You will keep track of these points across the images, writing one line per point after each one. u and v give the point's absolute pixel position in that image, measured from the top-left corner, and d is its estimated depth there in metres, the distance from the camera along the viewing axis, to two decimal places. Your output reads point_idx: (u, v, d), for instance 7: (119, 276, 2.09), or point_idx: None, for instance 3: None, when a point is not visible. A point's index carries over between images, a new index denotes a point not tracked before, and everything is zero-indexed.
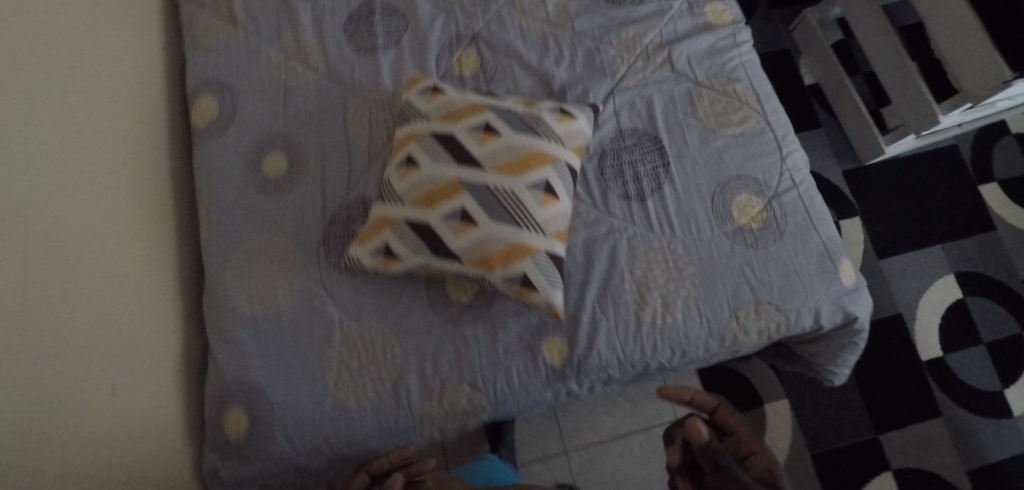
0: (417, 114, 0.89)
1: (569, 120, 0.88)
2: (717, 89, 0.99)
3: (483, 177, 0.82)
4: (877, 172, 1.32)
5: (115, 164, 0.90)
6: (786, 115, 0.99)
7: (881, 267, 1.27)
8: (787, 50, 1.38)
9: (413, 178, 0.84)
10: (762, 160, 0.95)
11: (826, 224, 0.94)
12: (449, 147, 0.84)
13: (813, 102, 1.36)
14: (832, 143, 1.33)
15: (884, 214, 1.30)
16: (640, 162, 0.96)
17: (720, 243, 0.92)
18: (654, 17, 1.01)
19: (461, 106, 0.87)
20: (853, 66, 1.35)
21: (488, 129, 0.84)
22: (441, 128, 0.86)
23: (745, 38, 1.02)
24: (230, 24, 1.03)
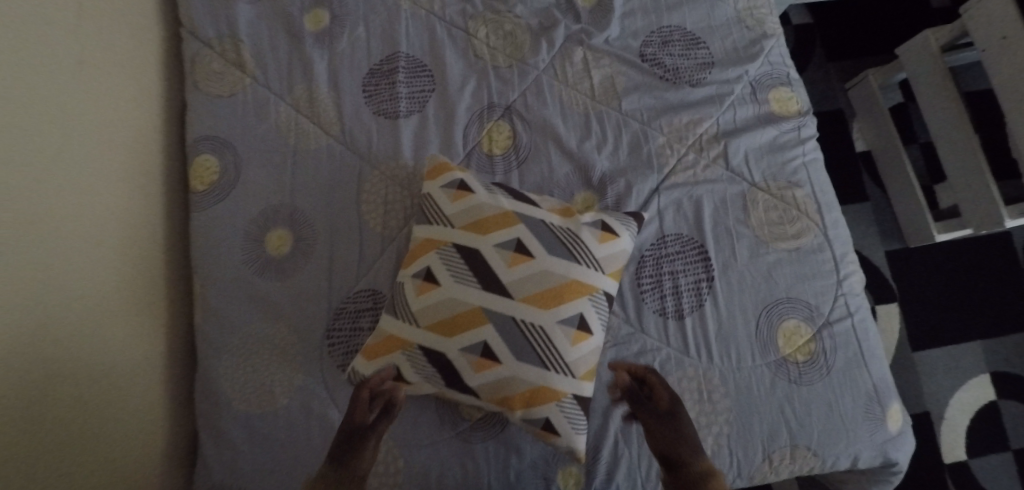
0: (441, 217, 0.80)
1: (610, 240, 0.80)
2: (774, 193, 0.88)
3: (510, 308, 0.74)
4: (921, 257, 1.21)
5: (98, 233, 0.82)
6: (847, 230, 0.89)
7: (915, 360, 1.17)
8: (840, 110, 1.24)
9: (431, 298, 0.76)
10: (816, 283, 0.86)
11: (877, 361, 0.86)
12: (474, 266, 0.76)
13: (863, 172, 1.23)
14: (879, 221, 1.21)
15: (924, 303, 1.19)
16: (681, 272, 0.87)
17: (760, 375, 0.84)
18: (711, 102, 0.90)
19: (491, 214, 0.79)
20: (910, 134, 1.21)
21: (520, 250, 0.76)
22: (467, 241, 0.77)
23: (810, 133, 0.91)
24: (237, 69, 0.92)
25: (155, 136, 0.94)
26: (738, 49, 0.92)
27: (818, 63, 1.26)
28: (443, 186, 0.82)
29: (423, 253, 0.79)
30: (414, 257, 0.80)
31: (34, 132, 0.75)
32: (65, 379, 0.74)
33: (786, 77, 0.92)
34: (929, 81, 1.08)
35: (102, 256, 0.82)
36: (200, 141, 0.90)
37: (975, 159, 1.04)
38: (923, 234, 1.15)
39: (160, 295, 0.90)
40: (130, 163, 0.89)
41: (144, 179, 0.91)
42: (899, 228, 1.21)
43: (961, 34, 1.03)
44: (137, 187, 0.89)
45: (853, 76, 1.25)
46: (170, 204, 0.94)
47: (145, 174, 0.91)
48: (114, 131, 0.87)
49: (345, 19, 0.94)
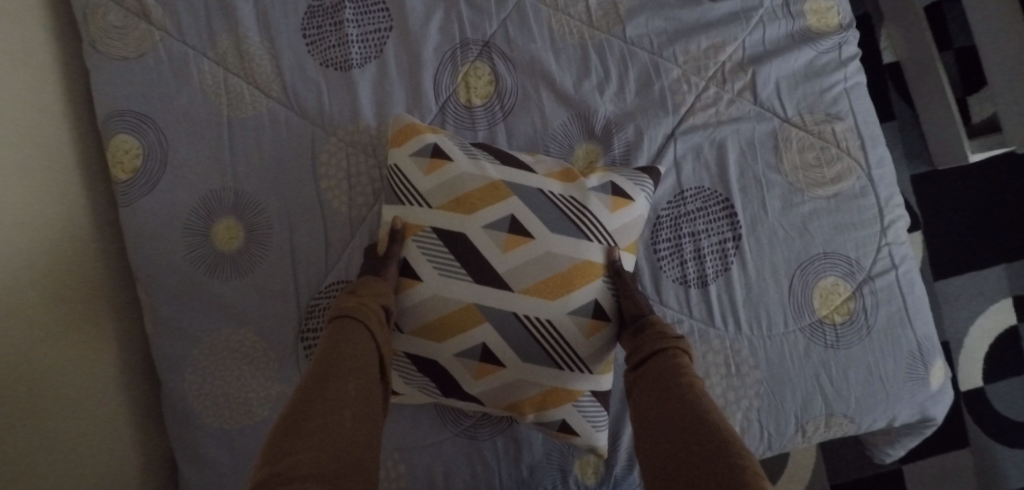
0: (412, 193, 0.64)
1: (626, 204, 0.65)
2: (811, 129, 0.74)
3: (510, 303, 0.61)
4: (951, 174, 1.09)
5: (12, 235, 0.66)
6: (893, 167, 0.76)
7: (935, 287, 1.09)
8: (866, 14, 1.08)
9: (410, 298, 0.62)
10: (858, 233, 0.75)
11: (921, 315, 0.77)
12: (461, 254, 0.62)
13: (889, 85, 1.08)
14: (905, 136, 1.08)
15: (951, 226, 1.08)
16: (703, 233, 0.75)
17: (793, 340, 0.76)
18: (733, 20, 0.74)
19: (475, 188, 0.63)
20: (944, 38, 1.05)
21: (517, 230, 0.62)
22: (450, 224, 0.62)
23: (853, 51, 0.75)
24: (145, 19, 0.73)
25: (60, 105, 0.74)
26: None
27: None
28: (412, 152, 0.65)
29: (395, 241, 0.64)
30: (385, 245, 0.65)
31: None
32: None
33: None
34: None
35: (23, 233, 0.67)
36: (116, 116, 0.72)
37: None
38: (954, 152, 1.02)
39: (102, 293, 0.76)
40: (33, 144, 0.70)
41: (55, 162, 0.73)
42: (926, 149, 1.08)
43: None
44: (48, 174, 0.71)
45: None
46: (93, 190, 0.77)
47: (56, 159, 0.73)
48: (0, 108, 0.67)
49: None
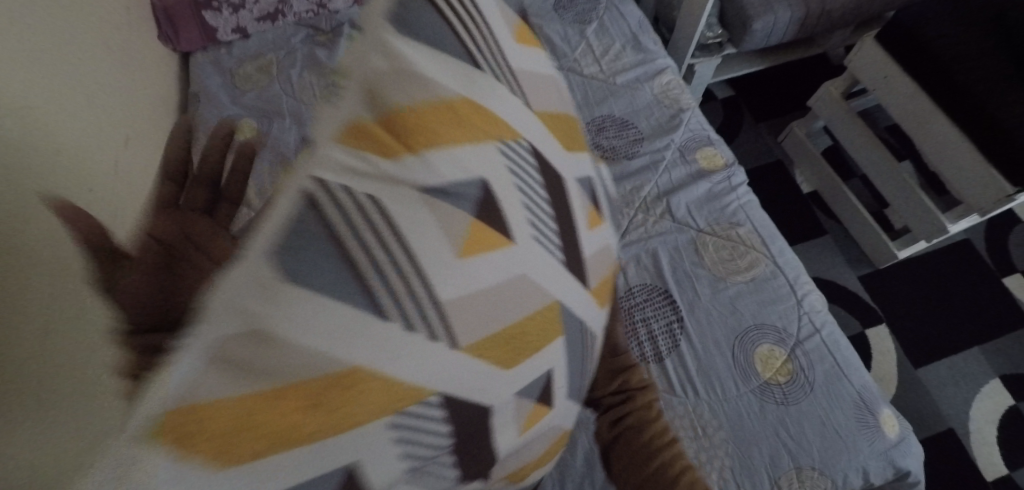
0: (511, 75, 0.49)
1: None
2: (720, 235, 0.98)
3: (588, 314, 0.50)
4: (894, 274, 1.24)
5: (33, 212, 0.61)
6: (795, 255, 0.97)
7: (919, 376, 1.16)
8: (779, 160, 1.36)
9: (501, 258, 0.43)
10: (780, 306, 0.93)
11: (857, 371, 0.89)
12: (562, 205, 0.48)
13: (815, 209, 1.31)
14: (844, 250, 1.27)
15: (911, 319, 1.20)
16: (653, 319, 0.93)
17: (747, 402, 0.88)
18: (647, 170, 1.03)
19: (561, 121, 0.53)
20: (848, 170, 1.32)
21: (593, 203, 0.53)
22: (550, 149, 0.50)
23: (740, 179, 1.02)
24: None
25: None
26: (662, 123, 1.06)
27: (749, 124, 1.40)
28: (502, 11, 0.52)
29: (451, 127, 0.43)
30: (443, 118, 0.43)
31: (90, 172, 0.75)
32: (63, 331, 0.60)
33: (707, 139, 1.06)
34: (844, 120, 1.21)
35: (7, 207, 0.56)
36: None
37: (902, 179, 1.14)
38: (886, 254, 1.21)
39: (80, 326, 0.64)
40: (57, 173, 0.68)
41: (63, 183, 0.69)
42: (865, 254, 1.26)
43: (851, 81, 1.18)
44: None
45: (782, 129, 1.39)
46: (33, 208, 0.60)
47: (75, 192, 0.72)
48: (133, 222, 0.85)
49: None
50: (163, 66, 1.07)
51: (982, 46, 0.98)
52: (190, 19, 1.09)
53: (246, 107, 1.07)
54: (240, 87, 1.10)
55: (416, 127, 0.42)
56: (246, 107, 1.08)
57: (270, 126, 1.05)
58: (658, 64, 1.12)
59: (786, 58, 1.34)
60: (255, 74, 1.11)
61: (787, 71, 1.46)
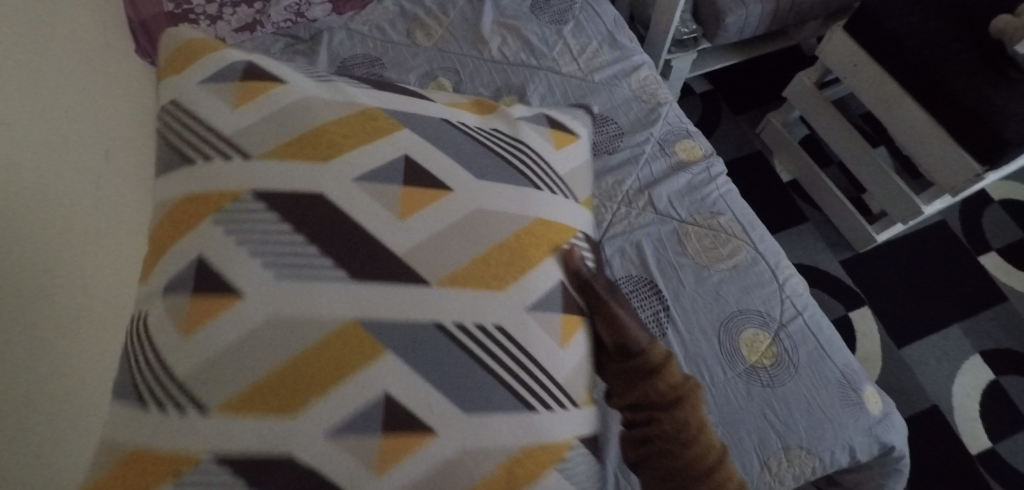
0: (218, 138, 0.59)
1: (565, 146, 0.71)
2: (702, 224, 1.00)
3: (432, 310, 0.54)
4: (874, 257, 1.27)
5: None
6: (774, 242, 1.00)
7: (902, 356, 1.18)
8: (758, 151, 1.39)
9: (233, 319, 0.51)
10: (763, 291, 0.95)
11: (839, 351, 0.92)
12: (316, 232, 0.54)
13: (795, 197, 1.34)
14: (824, 236, 1.30)
15: (893, 300, 1.23)
16: (639, 309, 0.94)
17: (735, 386, 0.89)
18: (628, 164, 1.04)
19: (338, 124, 0.60)
20: (825, 158, 1.35)
21: (415, 187, 0.58)
22: (302, 175, 0.56)
23: (719, 170, 1.05)
24: None
25: None
26: (640, 118, 1.08)
27: (728, 117, 1.43)
28: (216, 80, 0.63)
29: (198, 217, 0.56)
30: (173, 229, 0.56)
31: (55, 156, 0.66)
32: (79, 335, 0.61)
33: (686, 131, 1.08)
34: (818, 109, 1.23)
35: None
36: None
37: (878, 164, 1.16)
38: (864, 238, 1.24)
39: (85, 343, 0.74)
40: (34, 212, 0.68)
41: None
42: (845, 239, 1.29)
43: (823, 71, 1.21)
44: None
45: (759, 121, 1.42)
46: None
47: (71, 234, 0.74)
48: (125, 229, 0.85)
49: None
50: None
51: (947, 33, 1.02)
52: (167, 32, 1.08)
53: None
54: None
55: (178, 228, 0.56)
56: None
57: None
58: (635, 60, 1.14)
59: (759, 51, 1.37)
60: None
61: (761, 64, 1.49)
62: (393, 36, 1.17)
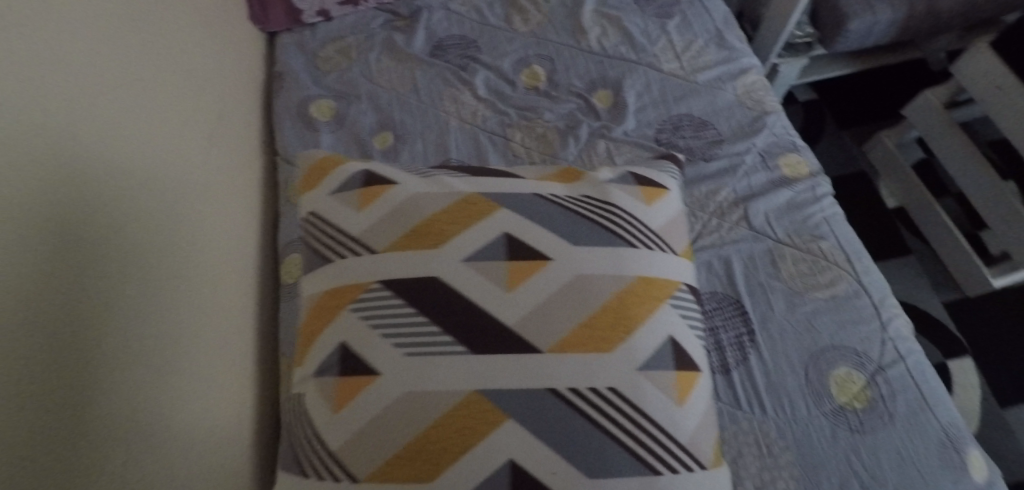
0: (349, 240, 0.68)
1: (659, 198, 0.72)
2: (801, 247, 0.92)
3: (546, 378, 0.59)
4: (985, 301, 1.16)
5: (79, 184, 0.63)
6: (880, 276, 0.91)
7: (1004, 415, 1.07)
8: (863, 171, 1.29)
9: (370, 396, 0.60)
10: (863, 328, 0.87)
11: (942, 405, 0.82)
12: (430, 307, 0.62)
13: (900, 226, 1.23)
14: (928, 271, 1.19)
15: (1002, 352, 1.12)
16: (721, 328, 0.87)
17: (820, 426, 0.80)
18: (725, 173, 0.98)
19: (442, 212, 0.67)
20: (940, 187, 1.25)
21: (522, 258, 0.63)
22: (412, 263, 0.64)
23: (825, 190, 0.97)
24: None
25: (270, 221, 1.01)
26: (743, 126, 1.01)
27: (832, 130, 1.33)
28: (340, 192, 0.72)
29: (339, 304, 0.65)
30: (322, 318, 0.66)
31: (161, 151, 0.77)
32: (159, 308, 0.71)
33: (792, 145, 1.00)
34: (943, 131, 1.13)
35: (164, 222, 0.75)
36: (291, 243, 0.93)
37: (1007, 199, 1.05)
38: (977, 280, 1.13)
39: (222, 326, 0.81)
40: (132, 216, 0.70)
41: (76, 227, 0.62)
42: (953, 279, 1.18)
43: (956, 89, 1.12)
44: (228, 257, 0.86)
45: (868, 138, 1.31)
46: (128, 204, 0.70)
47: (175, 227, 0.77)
48: (208, 191, 0.85)
49: (408, 137, 1.01)
50: (247, 45, 1.07)
51: None
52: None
53: (325, 87, 1.08)
54: (321, 69, 1.10)
55: (331, 311, 0.66)
56: (324, 87, 1.08)
57: (346, 108, 1.05)
58: (743, 63, 1.07)
59: (878, 62, 1.26)
60: (335, 56, 1.11)
61: (877, 77, 1.38)
62: (491, 19, 1.14)
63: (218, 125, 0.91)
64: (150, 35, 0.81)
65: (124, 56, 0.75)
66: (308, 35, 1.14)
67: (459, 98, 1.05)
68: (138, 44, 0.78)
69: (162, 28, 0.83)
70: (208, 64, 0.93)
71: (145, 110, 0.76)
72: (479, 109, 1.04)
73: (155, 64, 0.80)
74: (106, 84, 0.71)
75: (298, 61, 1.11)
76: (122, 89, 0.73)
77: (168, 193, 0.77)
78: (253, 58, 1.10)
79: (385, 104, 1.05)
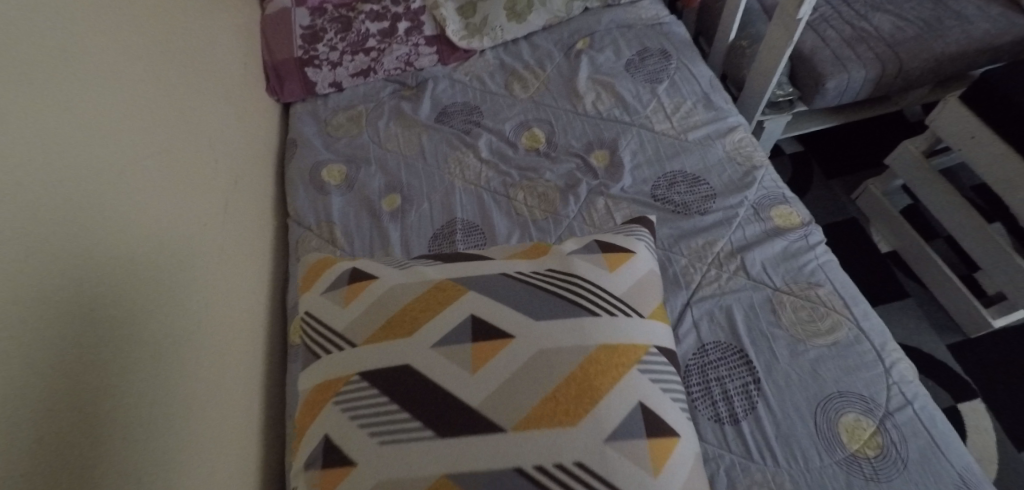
0: (335, 336, 0.72)
1: (621, 264, 0.75)
2: (799, 294, 0.94)
3: (506, 454, 0.61)
4: (989, 341, 1.17)
5: (102, 234, 0.67)
6: (879, 320, 0.93)
7: (1022, 457, 1.06)
8: (854, 218, 1.33)
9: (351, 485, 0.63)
10: (867, 372, 0.87)
11: (955, 449, 0.82)
12: (402, 397, 0.65)
13: (895, 271, 1.26)
14: (929, 314, 1.21)
15: (1012, 395, 1.12)
16: (727, 378, 0.88)
17: (833, 475, 0.80)
18: (720, 225, 1.01)
19: (414, 302, 0.71)
20: (931, 231, 1.29)
21: (483, 340, 0.67)
22: (384, 354, 0.68)
23: (818, 238, 1.00)
24: (331, 246, 1.00)
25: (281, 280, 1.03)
26: (734, 180, 1.06)
27: (820, 180, 1.39)
28: (332, 289, 0.77)
29: (327, 399, 0.69)
30: (311, 412, 0.70)
31: (179, 206, 0.81)
32: (174, 344, 0.73)
33: (782, 196, 1.04)
34: (928, 181, 1.18)
35: (186, 264, 0.79)
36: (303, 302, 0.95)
37: (996, 244, 1.09)
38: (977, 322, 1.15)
39: (231, 391, 0.81)
40: (143, 279, 0.71)
41: (96, 263, 0.66)
42: (954, 322, 1.20)
43: (934, 140, 1.17)
44: (240, 313, 0.88)
45: (856, 187, 1.36)
46: (158, 245, 0.75)
47: (180, 313, 0.76)
48: (227, 251, 0.88)
49: (415, 197, 1.05)
50: (262, 116, 1.13)
51: None
52: (293, 75, 1.20)
53: (336, 152, 1.13)
54: (332, 135, 1.15)
55: (316, 404, 0.69)
56: (335, 152, 1.13)
57: (356, 172, 1.09)
58: (730, 122, 1.13)
59: (859, 116, 1.32)
60: (346, 123, 1.17)
61: (859, 132, 1.44)
62: (492, 86, 1.21)
63: (235, 190, 0.96)
64: (171, 110, 0.85)
65: (146, 129, 0.79)
66: (320, 104, 1.21)
67: (464, 160, 1.10)
68: (161, 114, 0.83)
69: (183, 100, 0.88)
70: (226, 135, 0.98)
71: (164, 177, 0.79)
72: (482, 170, 1.08)
73: (177, 135, 0.85)
74: (130, 156, 0.75)
75: (310, 129, 1.16)
76: (144, 161, 0.77)
77: (186, 242, 0.80)
78: (268, 127, 1.15)
79: (394, 168, 1.09)
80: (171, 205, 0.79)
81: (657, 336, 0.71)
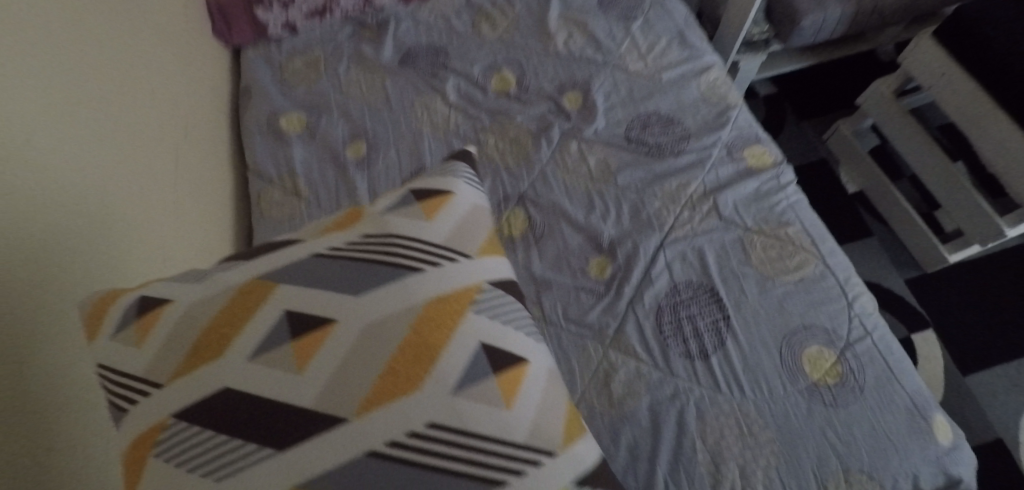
0: (131, 381, 0.56)
1: (442, 208, 0.67)
2: (769, 233, 0.96)
3: (357, 445, 0.51)
4: (944, 275, 1.23)
5: (59, 186, 0.66)
6: (844, 257, 0.96)
7: (967, 380, 1.14)
8: (824, 159, 1.34)
9: None
10: (829, 306, 0.91)
11: (908, 376, 0.87)
12: (230, 422, 0.53)
13: (860, 211, 1.29)
14: (890, 251, 1.25)
15: (961, 324, 1.18)
16: (698, 316, 0.90)
17: (795, 402, 0.84)
18: (695, 167, 1.02)
19: (217, 317, 0.58)
20: (896, 170, 1.31)
21: (302, 332, 0.56)
22: (202, 379, 0.55)
23: (790, 178, 1.01)
24: (296, 196, 0.99)
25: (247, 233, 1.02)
26: (708, 121, 1.06)
27: (793, 121, 1.39)
28: (121, 326, 0.60)
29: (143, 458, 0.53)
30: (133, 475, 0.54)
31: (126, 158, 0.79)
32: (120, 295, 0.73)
33: (756, 137, 1.05)
34: (894, 119, 1.19)
35: (135, 216, 0.78)
36: None
37: (955, 179, 1.12)
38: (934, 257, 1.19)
39: None
40: (93, 232, 0.70)
41: (51, 215, 0.64)
42: (913, 258, 1.24)
43: (904, 80, 1.18)
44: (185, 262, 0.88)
45: (826, 128, 1.37)
46: (107, 195, 0.74)
47: (82, 293, 0.67)
48: (173, 207, 0.86)
49: (381, 145, 1.03)
50: (211, 62, 1.09)
51: None
52: (241, 18, 1.13)
53: (295, 100, 1.09)
54: (289, 82, 1.12)
55: (135, 466, 0.54)
56: (293, 100, 1.09)
57: (319, 119, 1.06)
58: (705, 61, 1.11)
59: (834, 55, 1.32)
60: (303, 69, 1.13)
61: (831, 71, 1.44)
62: (458, 26, 1.17)
63: (184, 141, 0.93)
64: (122, 55, 0.82)
65: (96, 77, 0.75)
66: (274, 48, 1.16)
67: (432, 105, 1.07)
68: (111, 61, 0.79)
69: (132, 44, 0.85)
70: (173, 81, 0.94)
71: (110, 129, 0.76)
72: (451, 115, 1.06)
73: (123, 83, 0.81)
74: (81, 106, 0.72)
75: (266, 76, 1.12)
76: (96, 111, 0.74)
77: (132, 195, 0.79)
78: (219, 74, 1.10)
79: (358, 114, 1.07)
80: (117, 157, 0.77)
81: (485, 271, 0.64)
